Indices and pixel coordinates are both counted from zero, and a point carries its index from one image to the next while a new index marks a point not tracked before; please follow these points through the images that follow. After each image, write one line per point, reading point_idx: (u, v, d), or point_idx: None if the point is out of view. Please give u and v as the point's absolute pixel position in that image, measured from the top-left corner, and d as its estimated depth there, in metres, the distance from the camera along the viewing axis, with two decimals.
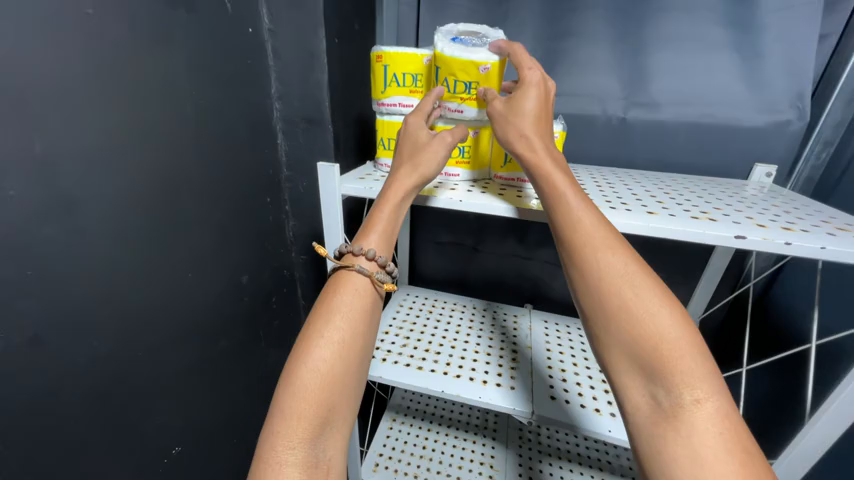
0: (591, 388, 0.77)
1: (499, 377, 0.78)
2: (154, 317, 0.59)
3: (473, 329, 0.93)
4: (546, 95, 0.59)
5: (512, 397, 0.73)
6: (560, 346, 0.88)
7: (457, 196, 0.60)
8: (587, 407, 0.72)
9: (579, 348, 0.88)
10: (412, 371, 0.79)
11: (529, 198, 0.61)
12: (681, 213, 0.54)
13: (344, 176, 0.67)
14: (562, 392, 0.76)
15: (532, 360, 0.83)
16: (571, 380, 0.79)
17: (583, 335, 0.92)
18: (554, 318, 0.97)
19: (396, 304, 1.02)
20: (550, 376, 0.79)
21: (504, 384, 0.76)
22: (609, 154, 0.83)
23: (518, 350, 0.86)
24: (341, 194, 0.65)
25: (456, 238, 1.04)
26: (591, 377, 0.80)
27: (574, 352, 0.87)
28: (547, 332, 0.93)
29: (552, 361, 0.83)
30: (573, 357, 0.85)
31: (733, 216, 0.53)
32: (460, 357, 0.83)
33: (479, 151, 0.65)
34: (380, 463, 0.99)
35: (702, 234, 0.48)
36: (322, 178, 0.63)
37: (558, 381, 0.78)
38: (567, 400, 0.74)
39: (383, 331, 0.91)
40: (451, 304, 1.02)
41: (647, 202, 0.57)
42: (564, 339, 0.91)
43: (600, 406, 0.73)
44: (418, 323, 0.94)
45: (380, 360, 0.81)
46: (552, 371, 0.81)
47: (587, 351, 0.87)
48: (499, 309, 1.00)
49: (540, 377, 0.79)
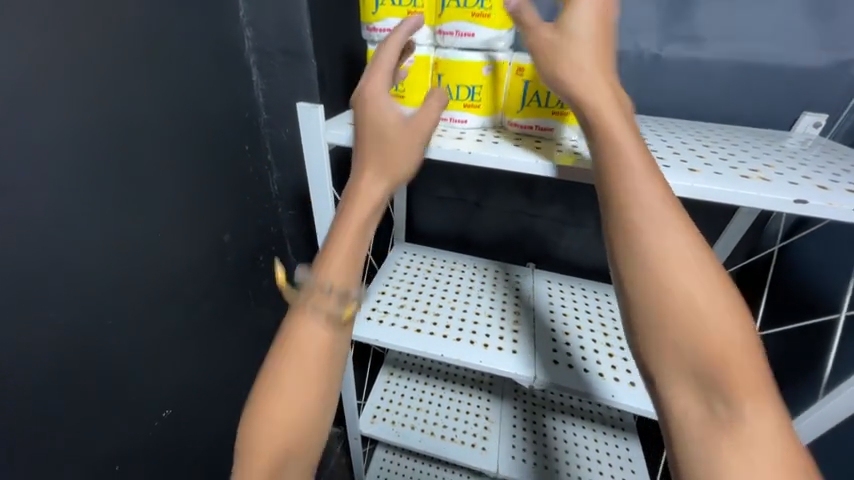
0: (594, 352, 0.74)
1: (501, 340, 0.75)
2: (125, 281, 0.54)
3: (474, 290, 0.88)
4: (613, 2, 0.43)
5: (513, 360, 0.71)
6: (564, 308, 0.84)
7: (464, 146, 0.50)
8: (590, 372, 0.70)
9: (583, 309, 0.85)
10: (410, 333, 0.76)
11: (551, 150, 0.50)
12: (727, 170, 0.46)
13: (330, 122, 0.57)
14: (565, 355, 0.73)
15: (535, 321, 0.80)
16: (574, 343, 0.76)
17: (586, 296, 0.88)
18: (560, 279, 0.93)
19: (393, 262, 0.97)
20: (553, 340, 0.76)
21: (506, 347, 0.73)
22: (636, 98, 0.72)
23: (520, 312, 0.82)
24: (328, 143, 0.56)
25: (458, 192, 0.97)
26: (595, 340, 0.77)
27: (578, 314, 0.83)
28: (550, 291, 0.89)
29: (555, 323, 0.80)
30: (577, 320, 0.82)
31: (787, 175, 0.45)
32: (460, 319, 0.79)
33: (492, 92, 0.53)
34: (378, 416, 1.01)
35: (754, 197, 0.41)
36: (303, 122, 0.52)
37: (562, 344, 0.75)
38: (569, 365, 0.71)
39: (380, 291, 0.86)
40: (451, 263, 0.97)
41: (687, 157, 0.49)
42: (568, 298, 0.87)
43: (605, 370, 0.70)
44: (416, 283, 0.90)
45: (377, 322, 0.78)
46: (556, 333, 0.78)
47: (591, 312, 0.84)
48: (501, 268, 0.95)
49: (543, 339, 0.76)
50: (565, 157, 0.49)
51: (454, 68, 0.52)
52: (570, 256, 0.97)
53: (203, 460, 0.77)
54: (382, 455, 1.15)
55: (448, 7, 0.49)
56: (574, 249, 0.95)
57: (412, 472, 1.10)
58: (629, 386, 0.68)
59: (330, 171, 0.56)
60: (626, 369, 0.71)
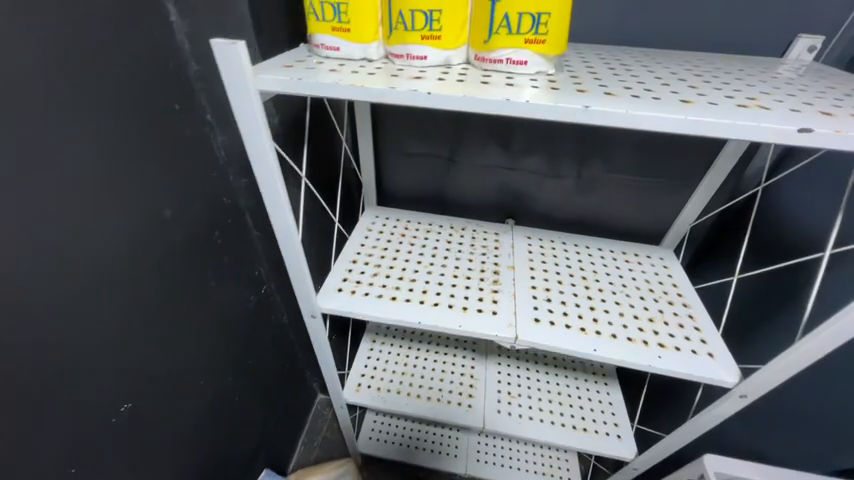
0: (576, 307, 0.71)
1: (480, 302, 0.71)
2: (41, 272, 0.46)
3: (451, 253, 0.83)
4: None
5: (493, 322, 0.68)
6: (544, 263, 0.81)
7: (422, 86, 0.41)
8: (571, 328, 0.67)
9: (565, 263, 0.81)
10: (384, 303, 0.71)
11: (525, 86, 0.42)
12: (724, 100, 0.40)
13: (259, 64, 0.45)
14: (546, 313, 0.70)
15: (515, 281, 0.76)
16: (556, 298, 0.73)
17: (568, 249, 0.85)
18: (540, 234, 0.88)
19: (365, 228, 0.90)
20: (535, 298, 0.73)
21: (485, 309, 0.70)
22: (621, 26, 0.64)
23: (499, 272, 0.78)
24: (260, 93, 0.43)
25: (429, 148, 0.89)
26: (576, 294, 0.74)
27: (560, 268, 0.80)
28: (530, 247, 0.85)
29: (536, 280, 0.77)
30: (559, 275, 0.78)
31: (786, 102, 0.41)
32: (437, 284, 0.75)
33: (454, 17, 0.43)
34: (363, 384, 1.00)
35: (756, 129, 0.36)
36: (222, 63, 0.39)
37: (543, 301, 0.72)
38: (551, 322, 0.68)
39: (351, 260, 0.81)
40: (426, 225, 0.91)
41: (678, 87, 0.43)
42: (549, 253, 0.84)
43: (587, 325, 0.68)
44: (389, 249, 0.84)
45: (349, 293, 0.73)
46: (537, 290, 0.74)
47: (572, 266, 0.81)
48: (479, 227, 0.90)
49: (524, 299, 0.72)
50: (543, 92, 0.40)
51: None
52: (550, 210, 0.93)
53: (179, 446, 0.74)
54: (371, 418, 1.15)
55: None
56: (554, 202, 0.91)
57: (402, 432, 1.12)
58: (611, 337, 0.66)
59: (266, 126, 0.45)
60: (608, 320, 0.69)
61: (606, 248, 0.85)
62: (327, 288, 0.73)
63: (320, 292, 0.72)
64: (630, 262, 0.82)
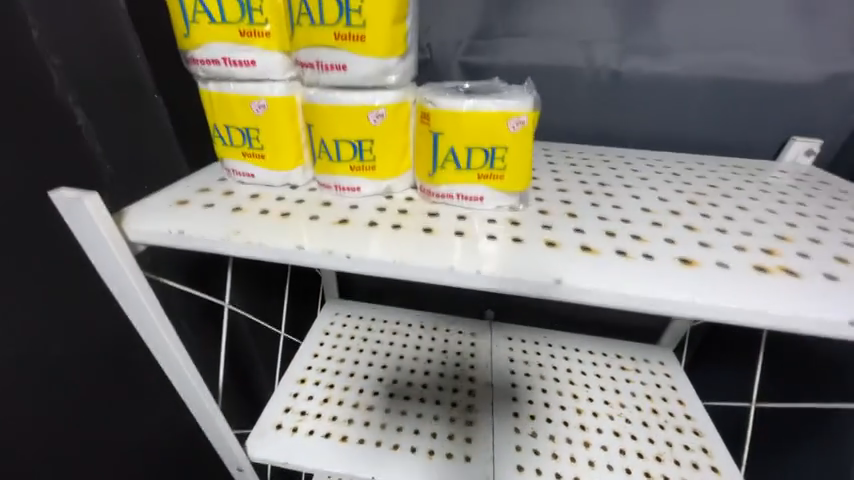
0: (568, 443, 0.58)
1: (450, 442, 0.59)
2: None
3: (419, 365, 0.71)
4: None
5: (465, 474, 0.55)
6: (528, 377, 0.68)
7: (345, 244, 0.31)
8: (563, 479, 0.54)
9: (552, 376, 0.69)
10: (332, 447, 0.57)
11: (478, 235, 0.32)
12: (733, 255, 0.31)
13: (142, 203, 0.35)
14: (531, 455, 0.57)
15: (493, 407, 0.64)
16: (544, 431, 0.60)
17: (554, 355, 0.73)
18: (523, 334, 0.77)
19: (321, 331, 0.76)
20: (517, 431, 0.60)
21: (456, 453, 0.57)
22: (597, 124, 0.58)
23: (474, 393, 0.66)
24: (134, 242, 0.33)
25: None
26: (567, 423, 0.61)
27: (546, 385, 0.67)
28: (512, 354, 0.73)
29: (519, 404, 0.64)
30: (546, 393, 0.66)
31: (816, 257, 0.31)
32: (399, 414, 0.62)
33: (390, 146, 0.35)
34: None
35: (793, 318, 0.27)
36: (70, 220, 0.30)
37: (528, 436, 0.59)
38: (538, 470, 0.55)
39: (299, 380, 0.66)
40: (393, 324, 0.79)
41: (672, 226, 0.35)
42: (534, 361, 0.72)
43: (581, 473, 0.55)
44: (347, 361, 0.71)
45: (289, 432, 0.58)
46: (520, 420, 0.62)
47: (560, 379, 0.68)
48: (453, 327, 0.79)
49: (504, 434, 0.60)
50: (506, 248, 0.31)
51: (329, 114, 0.34)
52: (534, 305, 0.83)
53: None
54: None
55: (300, 25, 0.32)
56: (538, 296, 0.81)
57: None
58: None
59: (146, 284, 0.34)
60: (607, 462, 0.56)
61: (597, 351, 0.74)
62: (262, 425, 0.58)
63: (252, 433, 0.58)
64: (627, 372, 0.70)
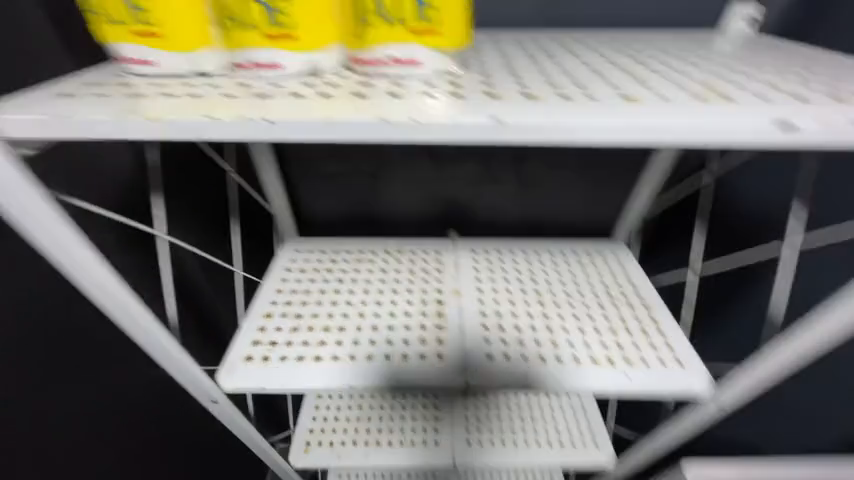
0: (533, 330, 0.61)
1: (423, 346, 0.60)
2: None
3: (386, 286, 0.70)
4: None
5: (440, 370, 0.57)
6: (493, 282, 0.70)
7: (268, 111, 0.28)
8: (530, 359, 0.57)
9: (515, 278, 0.71)
10: (306, 368, 0.57)
11: (417, 97, 0.30)
12: (674, 94, 0.31)
13: (14, 97, 0.30)
14: (500, 344, 0.59)
15: (462, 311, 0.65)
16: (510, 324, 0.63)
17: (517, 260, 0.75)
18: (487, 247, 0.77)
19: (281, 268, 0.73)
20: (485, 329, 0.62)
21: (430, 354, 0.59)
22: (542, 8, 0.55)
23: (443, 303, 0.67)
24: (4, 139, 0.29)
25: (354, 163, 0.80)
26: (532, 315, 0.64)
27: (510, 286, 0.69)
28: (476, 264, 0.74)
29: (485, 305, 0.66)
30: (511, 293, 0.68)
31: (750, 89, 0.32)
32: (371, 330, 0.62)
33: (308, 6, 0.31)
34: (312, 442, 0.79)
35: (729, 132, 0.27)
36: None
37: (496, 331, 0.61)
38: (508, 355, 0.58)
39: (264, 315, 0.64)
40: (356, 253, 0.77)
41: (617, 79, 0.34)
42: (498, 268, 0.73)
43: (546, 352, 0.58)
44: (312, 292, 0.69)
45: (261, 363, 0.57)
46: (487, 319, 0.64)
47: (523, 280, 0.71)
48: (417, 248, 0.78)
49: (474, 331, 0.62)
50: (445, 104, 0.29)
51: None
52: (496, 220, 0.83)
53: None
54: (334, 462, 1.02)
55: None
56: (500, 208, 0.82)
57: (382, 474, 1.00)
58: (575, 363, 0.57)
59: None
60: (568, 340, 0.60)
61: (556, 252, 0.77)
62: (230, 359, 0.57)
63: (220, 367, 0.56)
64: (585, 266, 0.73)
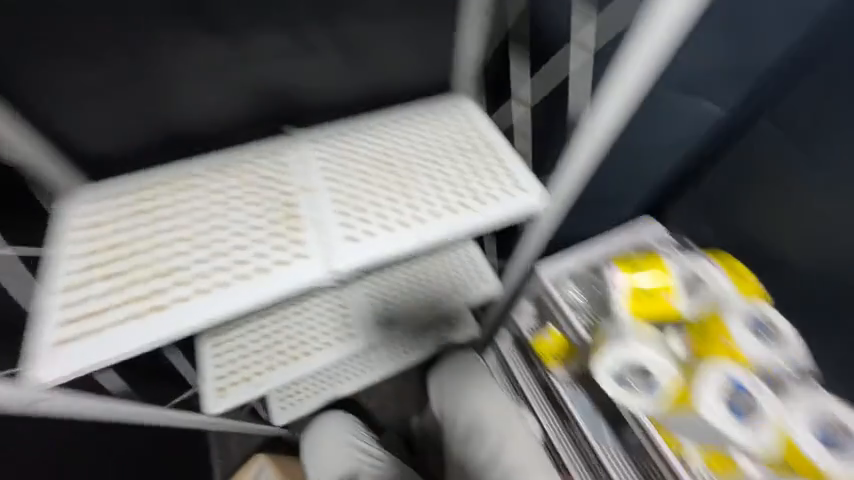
0: (391, 201, 0.58)
1: (277, 250, 0.52)
2: None
3: (221, 203, 0.56)
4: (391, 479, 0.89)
5: (301, 268, 0.52)
6: (342, 166, 0.62)
7: None
8: (389, 227, 0.55)
9: (366, 155, 0.64)
10: (145, 320, 0.48)
11: None
12: None
13: None
14: (358, 224, 0.55)
15: (314, 203, 0.57)
16: (369, 203, 0.58)
17: (365, 136, 0.66)
18: (331, 131, 0.66)
19: (61, 232, 0.54)
20: (343, 215, 0.56)
21: (287, 256, 0.52)
22: None
23: (291, 202, 0.57)
24: None
25: (108, 68, 0.51)
26: (388, 188, 0.59)
27: (361, 165, 0.62)
28: (321, 152, 0.64)
29: (339, 192, 0.59)
30: (363, 172, 0.61)
31: None
32: (212, 254, 0.52)
33: None
34: (227, 383, 0.80)
35: None
36: None
37: (353, 213, 0.56)
38: (367, 232, 0.55)
39: (59, 290, 0.49)
40: (165, 176, 0.58)
41: None
42: (347, 151, 0.64)
43: (404, 217, 0.56)
44: (118, 239, 0.53)
45: (80, 339, 0.47)
46: (343, 204, 0.57)
47: (375, 154, 0.64)
48: (248, 151, 0.62)
49: (330, 220, 0.56)
50: None
51: None
52: (334, 102, 0.70)
53: None
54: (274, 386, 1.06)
55: None
56: (331, 87, 0.68)
57: (324, 375, 1.07)
58: (435, 219, 0.57)
59: None
60: (426, 200, 0.58)
61: (405, 118, 0.70)
62: (32, 350, 0.45)
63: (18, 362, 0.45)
64: (436, 125, 0.69)
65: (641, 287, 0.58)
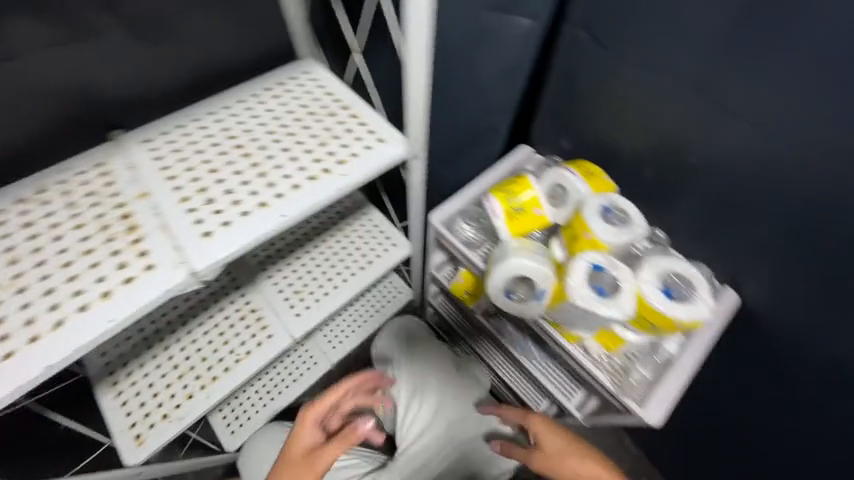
0: (245, 185, 0.53)
1: (123, 268, 0.46)
2: None
3: (40, 236, 0.48)
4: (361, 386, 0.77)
5: (156, 279, 0.46)
6: (182, 161, 0.55)
7: None
8: (248, 211, 0.51)
9: (209, 143, 0.58)
10: None
11: None
12: None
13: None
14: (212, 216, 0.50)
15: (156, 207, 0.51)
16: (218, 192, 0.53)
17: (203, 122, 0.60)
18: (158, 128, 0.58)
19: None
20: (192, 212, 0.51)
21: (136, 271, 0.46)
22: None
23: (128, 213, 0.50)
24: None
25: None
26: (239, 171, 0.55)
27: (205, 155, 0.56)
28: (155, 151, 0.56)
29: (183, 189, 0.53)
30: (209, 161, 0.56)
31: None
32: (44, 295, 0.45)
33: None
34: (144, 429, 0.73)
35: None
36: None
37: (204, 207, 0.51)
38: (225, 222, 0.50)
39: None
40: None
41: None
42: (184, 143, 0.57)
43: (263, 197, 0.52)
44: None
45: None
46: (191, 201, 0.52)
47: (219, 140, 0.58)
48: (61, 170, 0.53)
49: (179, 220, 0.50)
50: None
51: None
52: (162, 98, 0.64)
53: None
54: (221, 414, 1.00)
55: None
56: (151, 82, 0.61)
57: (270, 387, 1.03)
58: (295, 190, 0.53)
59: None
60: (283, 175, 0.55)
61: (246, 94, 0.63)
62: None
63: None
64: (277, 96, 0.63)
65: (516, 206, 0.62)
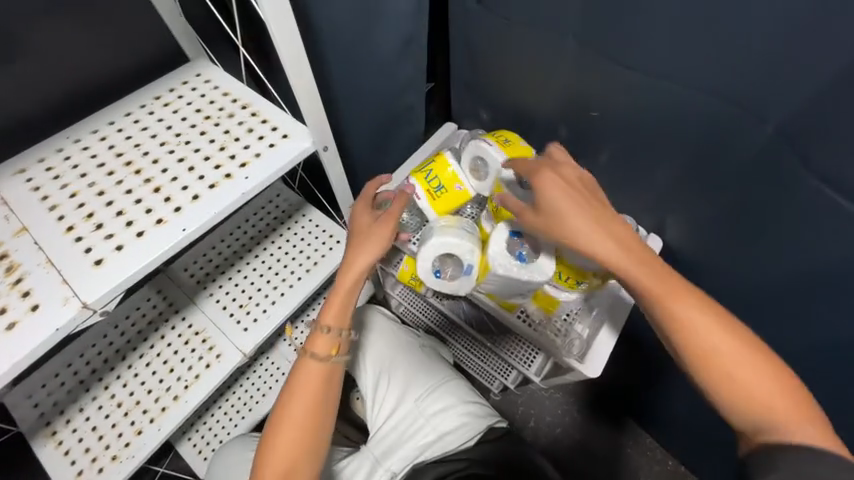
0: (139, 203, 0.50)
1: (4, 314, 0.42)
2: None
3: None
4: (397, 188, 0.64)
5: (43, 320, 0.42)
6: (64, 187, 0.51)
7: None
8: (145, 230, 0.48)
9: (93, 163, 0.53)
10: None
11: None
12: None
13: None
14: (103, 242, 0.47)
15: (39, 242, 0.47)
16: (108, 215, 0.49)
17: (85, 141, 0.55)
18: (33, 155, 0.53)
19: None
20: (79, 241, 0.47)
21: (21, 314, 0.42)
22: None
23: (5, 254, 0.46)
24: None
25: None
26: (131, 190, 0.51)
27: (90, 177, 0.52)
28: (31, 181, 0.51)
29: (68, 217, 0.49)
30: (95, 184, 0.51)
31: None
32: None
33: None
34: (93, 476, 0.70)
35: None
36: None
37: (93, 234, 0.47)
38: (118, 247, 0.47)
39: None
40: None
41: None
42: (64, 167, 0.52)
43: (160, 212, 0.49)
44: None
45: None
46: (78, 229, 0.48)
47: (105, 159, 0.53)
48: None
49: (66, 252, 0.46)
50: None
51: None
52: (43, 122, 0.60)
53: None
54: (191, 441, 0.96)
55: None
56: (30, 111, 0.57)
57: (238, 406, 0.99)
58: (194, 201, 0.50)
59: None
60: (180, 187, 0.51)
61: (131, 104, 0.59)
62: None
63: None
64: (168, 103, 0.59)
65: (437, 186, 0.62)
